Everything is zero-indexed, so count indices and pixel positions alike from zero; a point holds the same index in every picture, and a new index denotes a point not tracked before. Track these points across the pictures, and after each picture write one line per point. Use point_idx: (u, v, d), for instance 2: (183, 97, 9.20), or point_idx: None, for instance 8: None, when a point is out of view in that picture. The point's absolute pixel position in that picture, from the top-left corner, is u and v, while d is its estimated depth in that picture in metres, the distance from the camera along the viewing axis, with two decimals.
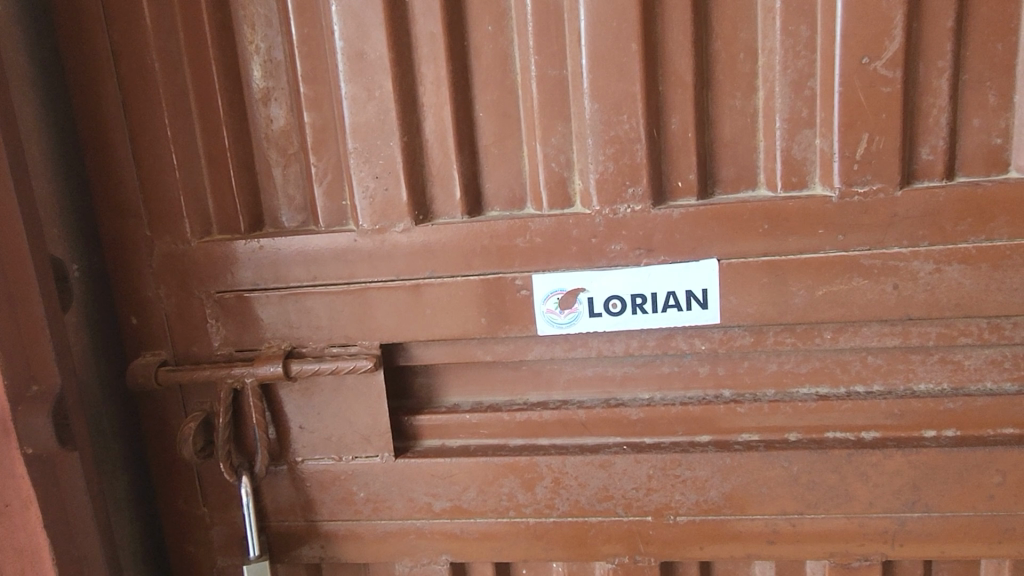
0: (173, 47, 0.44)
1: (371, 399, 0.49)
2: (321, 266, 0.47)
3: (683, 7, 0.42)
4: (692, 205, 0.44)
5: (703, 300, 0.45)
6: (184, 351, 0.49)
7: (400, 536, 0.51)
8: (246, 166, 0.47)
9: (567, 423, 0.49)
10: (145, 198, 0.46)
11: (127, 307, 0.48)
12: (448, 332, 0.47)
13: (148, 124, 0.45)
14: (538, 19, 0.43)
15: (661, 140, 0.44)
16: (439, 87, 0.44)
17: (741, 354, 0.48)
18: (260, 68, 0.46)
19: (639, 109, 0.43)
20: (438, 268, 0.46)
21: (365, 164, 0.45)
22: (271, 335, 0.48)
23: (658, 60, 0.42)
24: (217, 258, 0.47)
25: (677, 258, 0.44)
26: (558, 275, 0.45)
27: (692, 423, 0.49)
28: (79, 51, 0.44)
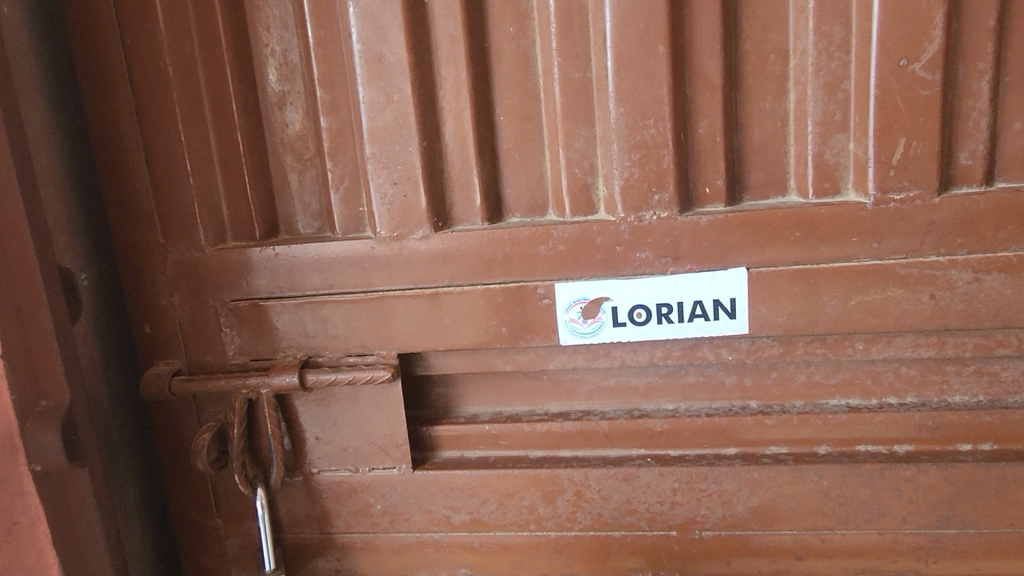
0: (186, 50, 0.43)
1: (389, 410, 0.47)
2: (338, 274, 0.45)
3: (713, 7, 0.40)
4: (720, 211, 0.42)
5: (731, 309, 0.43)
6: (199, 360, 0.48)
7: (417, 549, 0.50)
8: (261, 172, 0.46)
9: (589, 434, 0.48)
10: (158, 205, 0.45)
11: (140, 315, 0.47)
12: (468, 341, 0.46)
13: (161, 129, 0.44)
14: (562, 20, 0.41)
15: (689, 145, 0.42)
16: (459, 90, 0.43)
17: (769, 364, 0.46)
18: (275, 71, 0.45)
19: (666, 113, 0.41)
20: (458, 276, 0.45)
21: (383, 169, 0.44)
22: (286, 345, 0.47)
23: (686, 62, 0.41)
24: (232, 266, 0.46)
25: (705, 266, 0.43)
26: (582, 284, 0.44)
27: (718, 435, 0.47)
28: (91, 55, 0.43)
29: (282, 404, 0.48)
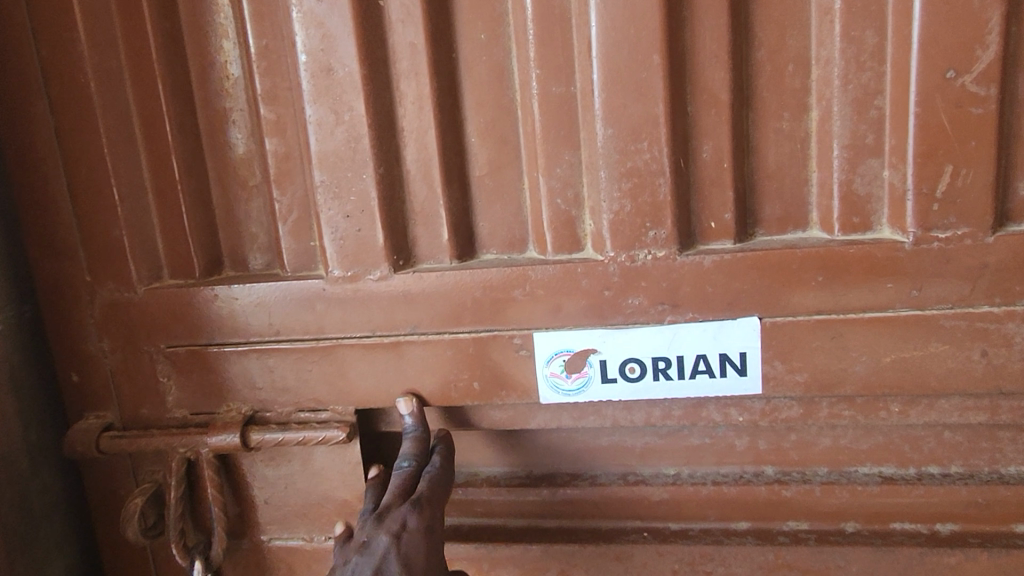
0: (111, 63, 0.38)
1: (346, 472, 0.41)
2: (286, 318, 0.40)
3: (719, 9, 0.34)
4: (728, 250, 0.36)
5: (741, 366, 0.37)
6: (133, 413, 0.42)
7: None
8: (200, 200, 0.40)
9: (578, 503, 0.42)
10: (83, 238, 0.40)
11: (68, 362, 0.42)
12: (436, 397, 0.40)
13: (85, 154, 0.38)
14: (540, 26, 0.35)
15: (690, 172, 0.36)
16: (423, 108, 0.37)
17: (787, 426, 0.40)
18: (215, 85, 0.39)
19: (663, 135, 0.35)
20: (422, 323, 0.39)
21: (334, 199, 0.38)
22: (230, 398, 0.41)
23: (686, 74, 0.35)
24: (166, 308, 0.40)
25: (711, 315, 0.36)
26: (565, 333, 0.37)
27: (727, 507, 0.41)
28: (4, 67, 0.38)
29: (226, 463, 0.42)
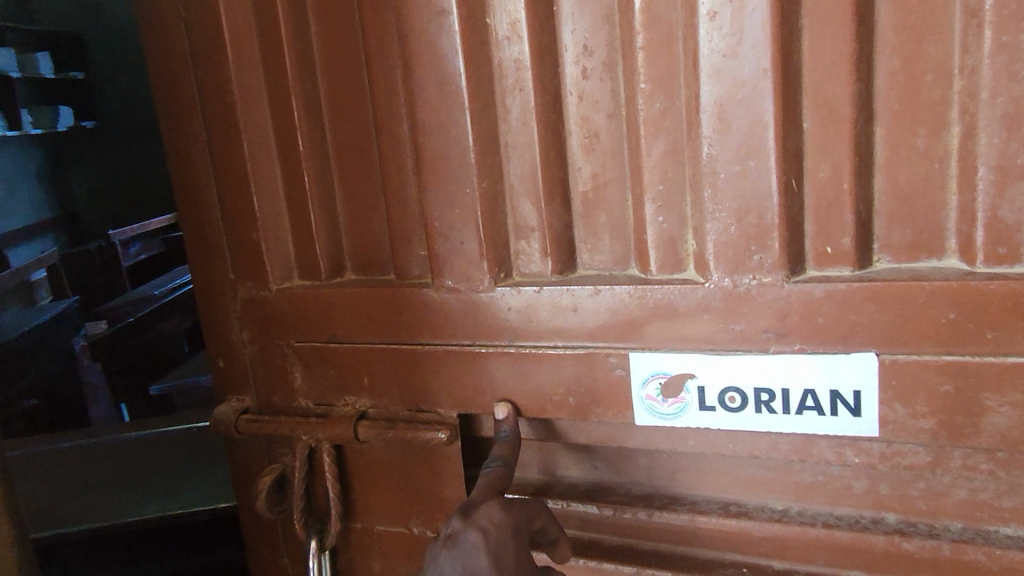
0: (253, 82, 0.41)
1: (446, 473, 0.43)
2: (396, 324, 0.42)
3: (843, 18, 0.31)
4: (845, 278, 0.33)
5: (855, 406, 0.34)
6: (267, 400, 0.46)
7: None
8: (327, 207, 0.43)
9: (673, 529, 0.40)
10: (229, 240, 0.44)
11: (215, 349, 0.47)
12: (535, 408, 0.40)
13: (230, 165, 0.43)
14: (647, 40, 0.34)
15: (804, 193, 0.33)
16: (528, 124, 0.37)
17: (913, 473, 0.36)
18: (340, 100, 0.41)
19: (773, 154, 0.33)
20: (520, 335, 0.39)
21: (441, 212, 0.39)
22: (346, 393, 0.44)
23: (803, 87, 0.32)
24: (294, 306, 0.44)
25: (823, 348, 0.33)
26: (661, 357, 0.36)
27: (839, 552, 0.38)
28: (171, 89, 0.43)
29: (341, 454, 0.45)
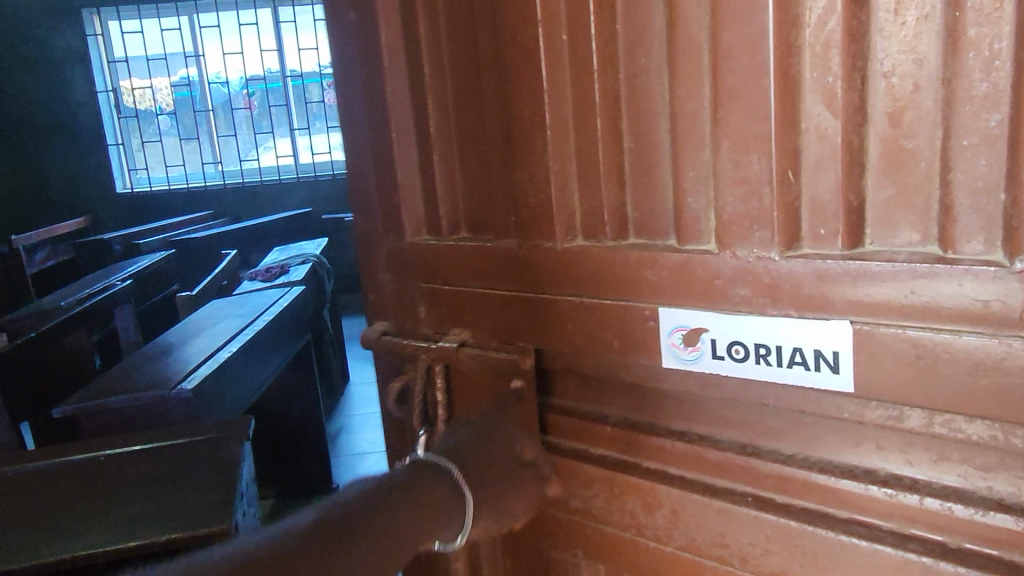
0: (400, 80, 0.55)
1: (523, 395, 0.54)
2: (493, 272, 0.53)
3: (836, 40, 0.37)
4: (832, 255, 0.39)
5: (835, 364, 0.40)
6: (401, 326, 0.60)
7: (543, 522, 0.56)
8: (451, 178, 0.55)
9: (697, 459, 0.47)
10: (379, 201, 0.58)
11: (369, 284, 0.62)
12: (588, 347, 0.50)
13: (381, 143, 0.57)
14: (682, 51, 0.42)
15: (801, 182, 0.40)
16: (594, 119, 0.47)
17: (905, 434, 0.41)
18: (458, 94, 0.53)
19: (773, 148, 0.40)
20: (579, 288, 0.49)
21: (526, 183, 0.50)
22: (453, 325, 0.57)
23: (801, 94, 0.39)
24: (421, 254, 0.57)
25: (808, 313, 0.40)
26: (682, 312, 0.44)
27: (833, 495, 0.43)
28: (341, 86, 0.58)
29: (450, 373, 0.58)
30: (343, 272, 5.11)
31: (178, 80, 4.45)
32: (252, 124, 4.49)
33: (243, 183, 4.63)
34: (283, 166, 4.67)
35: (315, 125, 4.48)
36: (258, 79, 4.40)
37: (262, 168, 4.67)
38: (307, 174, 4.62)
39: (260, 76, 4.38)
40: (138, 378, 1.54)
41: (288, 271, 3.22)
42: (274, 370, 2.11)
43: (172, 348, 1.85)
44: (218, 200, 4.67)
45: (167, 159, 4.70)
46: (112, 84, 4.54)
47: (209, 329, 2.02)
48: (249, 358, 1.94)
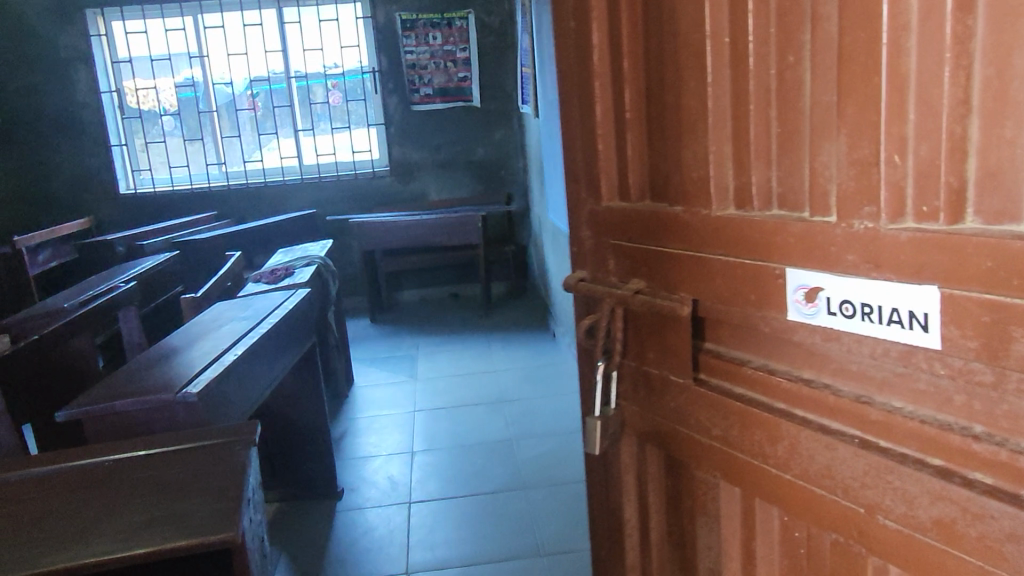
0: (613, 84, 0.77)
1: (680, 333, 0.73)
2: (662, 237, 0.72)
3: (939, 41, 0.45)
4: (926, 229, 0.47)
5: (925, 323, 0.48)
6: (596, 274, 0.83)
7: (690, 437, 0.75)
8: (639, 158, 0.76)
9: (818, 401, 0.59)
10: (592, 174, 0.82)
11: (576, 238, 0.86)
12: (729, 295, 0.65)
13: (598, 131, 0.80)
14: (818, 54, 0.53)
15: (906, 165, 0.49)
16: (747, 108, 0.62)
17: (998, 394, 0.46)
18: (649, 95, 0.73)
19: (881, 135, 0.49)
20: (725, 250, 0.64)
21: (699, 160, 0.67)
22: (631, 276, 0.77)
23: (910, 89, 0.47)
24: (613, 216, 0.79)
25: (903, 278, 0.49)
26: (805, 274, 0.56)
27: (927, 443, 0.51)
28: (573, 89, 0.82)
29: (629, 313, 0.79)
30: (352, 274, 5.25)
31: (183, 81, 4.63)
32: (256, 126, 4.72)
33: (247, 184, 4.79)
34: (286, 167, 4.83)
35: (319, 125, 4.73)
36: (262, 80, 4.65)
37: (265, 169, 4.83)
38: (310, 174, 4.85)
39: (265, 77, 4.64)
40: (143, 383, 1.64)
41: (294, 273, 3.31)
42: (279, 374, 2.20)
43: (179, 349, 1.98)
44: (223, 200, 4.82)
45: (170, 159, 4.77)
46: (115, 84, 4.64)
47: (214, 333, 2.13)
48: (258, 370, 2.07)
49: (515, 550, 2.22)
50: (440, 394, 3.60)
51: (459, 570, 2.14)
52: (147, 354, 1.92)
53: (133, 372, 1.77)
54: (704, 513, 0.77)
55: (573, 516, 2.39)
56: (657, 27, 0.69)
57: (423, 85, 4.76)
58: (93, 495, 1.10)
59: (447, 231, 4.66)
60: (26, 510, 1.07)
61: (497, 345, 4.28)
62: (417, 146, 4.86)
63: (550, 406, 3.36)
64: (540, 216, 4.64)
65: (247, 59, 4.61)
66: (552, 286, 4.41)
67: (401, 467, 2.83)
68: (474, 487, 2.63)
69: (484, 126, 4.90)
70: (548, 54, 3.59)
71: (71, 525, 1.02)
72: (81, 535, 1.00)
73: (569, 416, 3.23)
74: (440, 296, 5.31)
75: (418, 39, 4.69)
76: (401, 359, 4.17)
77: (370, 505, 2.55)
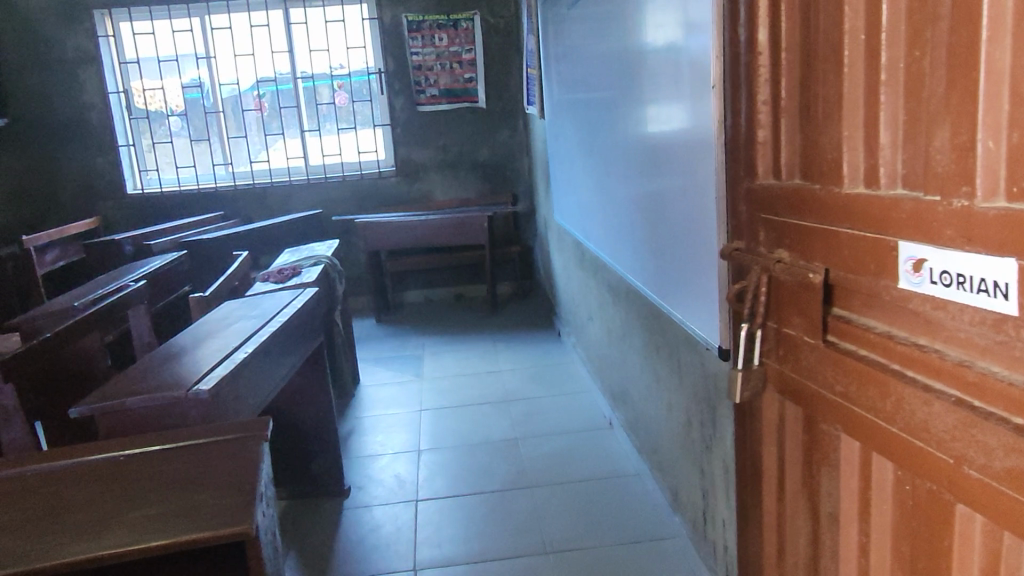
0: (790, 91, 1.03)
1: (809, 302, 0.98)
2: (807, 222, 0.98)
3: None
4: (1007, 206, 0.64)
5: (1005, 294, 0.65)
6: (758, 247, 1.14)
7: (821, 395, 0.98)
8: (804, 150, 1.01)
9: (925, 364, 0.77)
10: (772, 161, 1.09)
11: (749, 219, 1.17)
12: (856, 264, 0.87)
13: (779, 126, 1.06)
14: (946, 58, 0.72)
15: (1000, 151, 0.66)
16: (878, 99, 0.83)
17: None
18: (817, 96, 0.96)
19: (984, 129, 0.68)
20: (857, 227, 0.86)
21: (853, 145, 0.89)
22: (777, 249, 1.07)
23: (1005, 95, 0.65)
24: (777, 198, 1.06)
25: (990, 253, 0.66)
26: (917, 249, 0.76)
27: (1009, 404, 0.66)
28: (761, 98, 1.10)
29: (775, 282, 1.08)
30: (357, 275, 5.33)
31: (190, 82, 4.74)
32: (262, 126, 4.82)
33: (253, 184, 4.89)
34: (292, 167, 4.93)
35: (325, 126, 4.83)
36: (268, 82, 4.75)
37: (272, 170, 4.94)
38: (316, 175, 4.95)
39: (271, 78, 4.74)
40: (155, 381, 1.74)
41: (301, 272, 3.40)
42: (285, 372, 2.30)
43: (188, 347, 2.07)
44: (229, 201, 4.92)
45: (178, 160, 4.86)
46: (123, 85, 4.74)
47: (217, 332, 2.23)
48: (269, 368, 2.16)
49: (520, 547, 2.31)
50: (444, 394, 3.71)
51: (465, 566, 2.23)
52: (158, 353, 2.01)
53: (144, 370, 1.86)
54: (832, 461, 1.00)
55: (579, 513, 2.48)
56: (829, 44, 0.92)
57: (429, 86, 4.85)
58: (111, 488, 1.17)
59: (451, 231, 4.75)
60: (48, 500, 1.15)
61: (501, 346, 4.38)
62: (422, 147, 4.97)
63: (555, 406, 3.45)
64: (545, 217, 4.73)
65: (254, 60, 4.71)
66: (557, 286, 4.51)
67: (407, 465, 2.95)
68: (480, 486, 2.73)
69: (489, 127, 5.00)
70: (555, 57, 3.68)
71: (89, 517, 1.09)
72: (99, 527, 1.06)
73: (573, 416, 3.32)
74: (444, 297, 5.41)
75: (424, 40, 4.78)
76: (407, 359, 4.27)
77: (377, 504, 2.65)
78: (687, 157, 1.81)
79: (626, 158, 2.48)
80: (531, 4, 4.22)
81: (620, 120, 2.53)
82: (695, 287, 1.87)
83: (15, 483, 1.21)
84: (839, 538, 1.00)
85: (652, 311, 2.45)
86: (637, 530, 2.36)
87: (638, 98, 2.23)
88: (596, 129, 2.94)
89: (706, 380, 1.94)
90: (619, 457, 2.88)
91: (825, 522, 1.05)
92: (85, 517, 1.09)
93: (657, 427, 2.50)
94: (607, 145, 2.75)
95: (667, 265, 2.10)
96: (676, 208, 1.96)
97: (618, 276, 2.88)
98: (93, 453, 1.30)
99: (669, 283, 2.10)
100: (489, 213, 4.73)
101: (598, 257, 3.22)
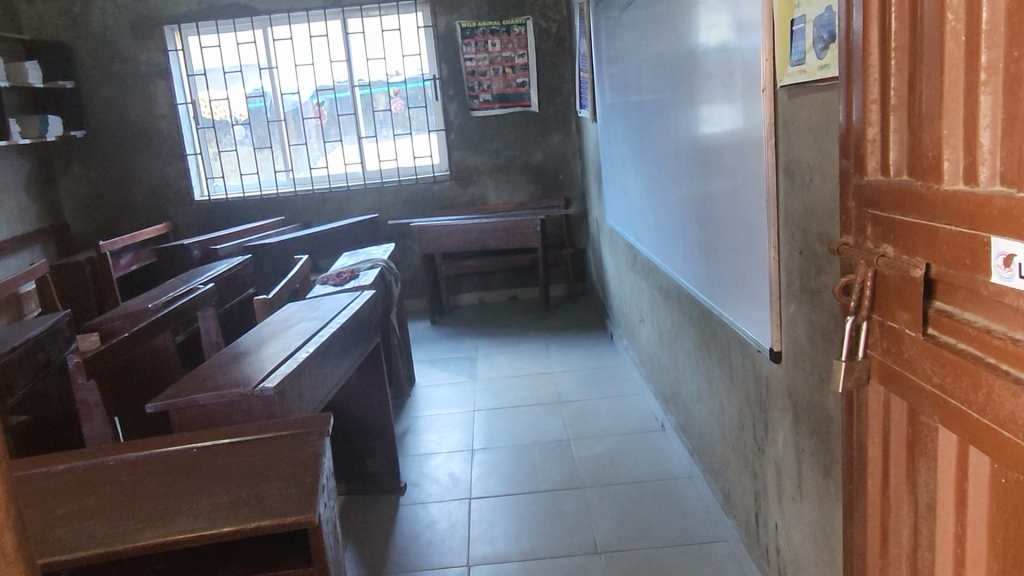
0: (876, 80, 1.03)
1: (908, 289, 0.97)
2: (905, 211, 0.98)
3: None
4: None
5: None
6: (857, 239, 1.12)
7: (916, 389, 0.98)
8: (897, 141, 1.01)
9: (1014, 354, 0.79)
10: (860, 155, 1.09)
11: (846, 211, 1.15)
12: (953, 257, 0.88)
13: (868, 117, 1.06)
14: None
15: None
16: (978, 96, 0.85)
17: None
18: (904, 88, 0.99)
19: None
20: (950, 222, 0.88)
21: (939, 139, 0.92)
22: (883, 243, 1.05)
23: None
24: (872, 190, 1.06)
25: None
26: (1004, 245, 0.79)
27: None
28: (850, 90, 1.10)
29: (875, 276, 1.06)
30: (411, 279, 5.69)
31: (253, 92, 5.14)
32: (321, 133, 5.19)
33: (314, 190, 5.29)
34: (350, 172, 5.30)
35: (381, 132, 5.18)
36: (327, 90, 5.12)
37: (330, 175, 5.31)
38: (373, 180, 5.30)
39: (330, 87, 5.11)
40: (217, 380, 2.07)
41: (358, 275, 3.74)
42: (342, 372, 2.60)
43: (250, 349, 2.39)
44: (291, 206, 5.32)
45: (241, 168, 5.28)
46: (190, 96, 5.19)
47: (280, 333, 2.56)
48: (325, 369, 2.44)
49: (572, 548, 2.55)
50: (496, 395, 4.00)
51: (517, 564, 2.49)
52: (225, 353, 2.33)
53: (213, 370, 2.18)
54: (927, 454, 1.00)
55: (632, 516, 2.71)
56: (914, 37, 0.95)
57: (482, 91, 5.16)
58: (180, 480, 1.44)
59: (502, 235, 5.04)
60: (126, 488, 1.42)
61: (553, 347, 4.65)
62: (476, 152, 5.28)
63: (606, 407, 3.71)
64: (597, 219, 4.97)
65: (314, 70, 5.09)
66: (610, 288, 4.74)
67: (461, 464, 3.25)
68: (533, 485, 3.00)
69: (541, 131, 5.27)
70: (607, 62, 3.91)
71: (159, 506, 1.35)
72: (169, 514, 1.32)
73: (624, 416, 3.57)
74: (497, 298, 5.71)
75: (477, 47, 5.08)
76: (461, 360, 4.58)
77: (431, 500, 2.96)
78: (742, 156, 2.02)
79: (676, 158, 2.72)
80: (583, 9, 4.44)
81: (674, 121, 2.74)
82: (748, 289, 2.08)
83: (97, 473, 1.50)
84: (934, 542, 1.01)
85: (703, 313, 2.68)
86: (688, 533, 2.57)
87: (691, 99, 2.45)
88: (648, 130, 3.18)
89: (757, 383, 2.16)
90: (671, 458, 3.12)
91: (920, 520, 1.04)
92: (158, 506, 1.35)
93: (708, 427, 2.72)
94: (659, 147, 2.99)
95: (718, 265, 2.33)
96: (728, 206, 2.18)
97: (670, 278, 3.11)
98: (166, 448, 1.59)
99: (720, 285, 2.33)
100: (541, 217, 4.99)
101: (650, 259, 3.46)
